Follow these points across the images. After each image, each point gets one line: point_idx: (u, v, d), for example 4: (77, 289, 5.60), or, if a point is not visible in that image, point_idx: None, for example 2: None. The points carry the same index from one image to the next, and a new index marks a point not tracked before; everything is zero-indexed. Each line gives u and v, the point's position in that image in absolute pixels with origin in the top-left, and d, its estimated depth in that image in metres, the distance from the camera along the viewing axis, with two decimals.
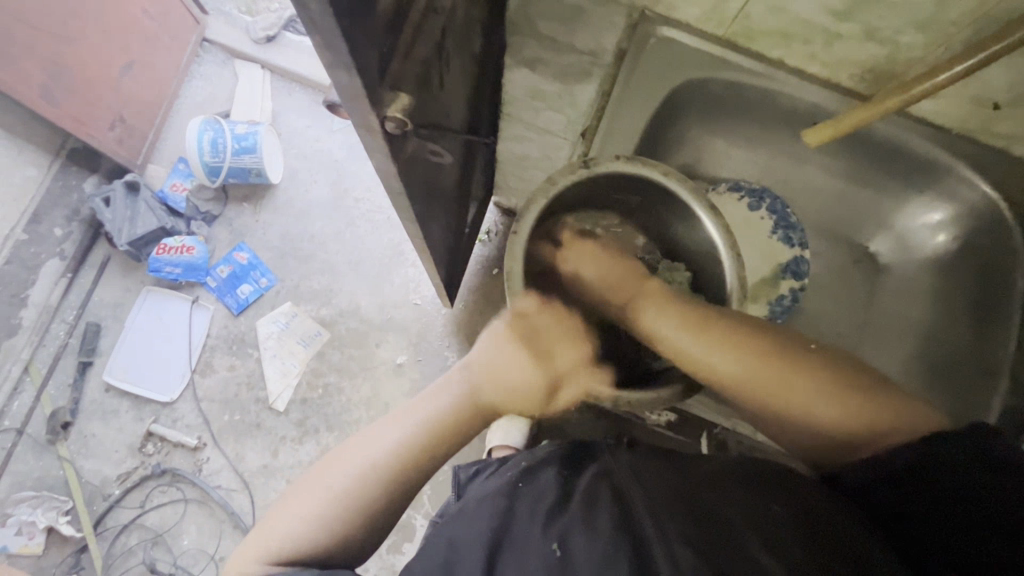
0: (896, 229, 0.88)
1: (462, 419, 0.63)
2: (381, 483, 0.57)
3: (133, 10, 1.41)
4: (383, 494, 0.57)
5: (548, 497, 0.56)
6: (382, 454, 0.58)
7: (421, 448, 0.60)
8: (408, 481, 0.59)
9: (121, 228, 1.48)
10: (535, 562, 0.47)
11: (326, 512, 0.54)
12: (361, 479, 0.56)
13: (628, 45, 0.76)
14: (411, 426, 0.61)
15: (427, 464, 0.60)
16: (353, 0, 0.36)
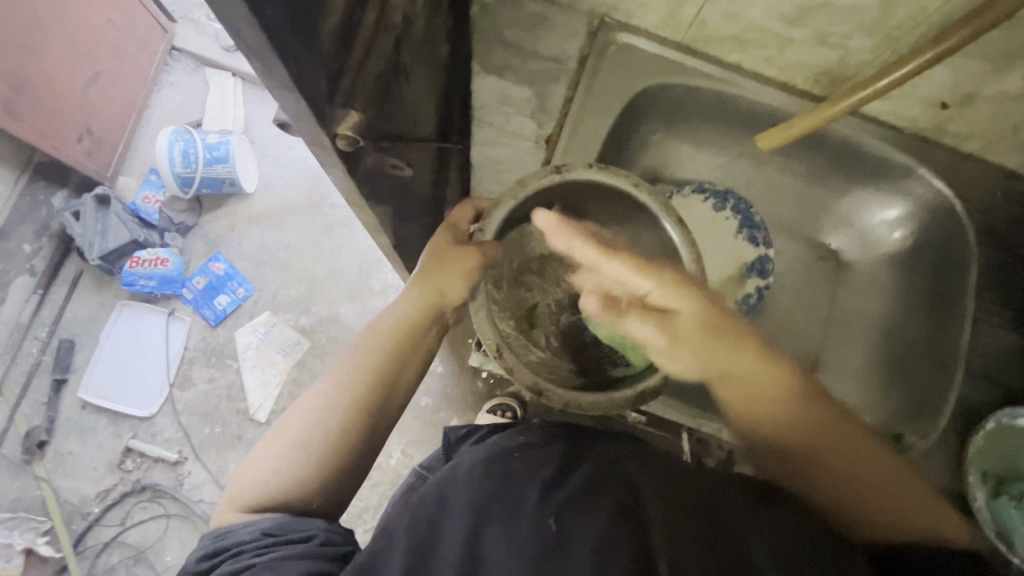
0: (855, 225, 0.89)
1: (399, 347, 0.65)
2: (335, 424, 0.58)
3: (98, 20, 1.38)
4: (338, 436, 0.58)
5: (547, 468, 0.54)
6: (329, 393, 0.60)
7: (363, 378, 0.61)
8: (362, 420, 0.60)
9: (92, 242, 1.46)
10: (528, 534, 0.47)
11: (284, 457, 0.56)
12: (316, 424, 0.58)
13: (589, 52, 0.77)
14: (358, 364, 0.63)
15: (375, 398, 0.61)
16: (296, 26, 0.37)
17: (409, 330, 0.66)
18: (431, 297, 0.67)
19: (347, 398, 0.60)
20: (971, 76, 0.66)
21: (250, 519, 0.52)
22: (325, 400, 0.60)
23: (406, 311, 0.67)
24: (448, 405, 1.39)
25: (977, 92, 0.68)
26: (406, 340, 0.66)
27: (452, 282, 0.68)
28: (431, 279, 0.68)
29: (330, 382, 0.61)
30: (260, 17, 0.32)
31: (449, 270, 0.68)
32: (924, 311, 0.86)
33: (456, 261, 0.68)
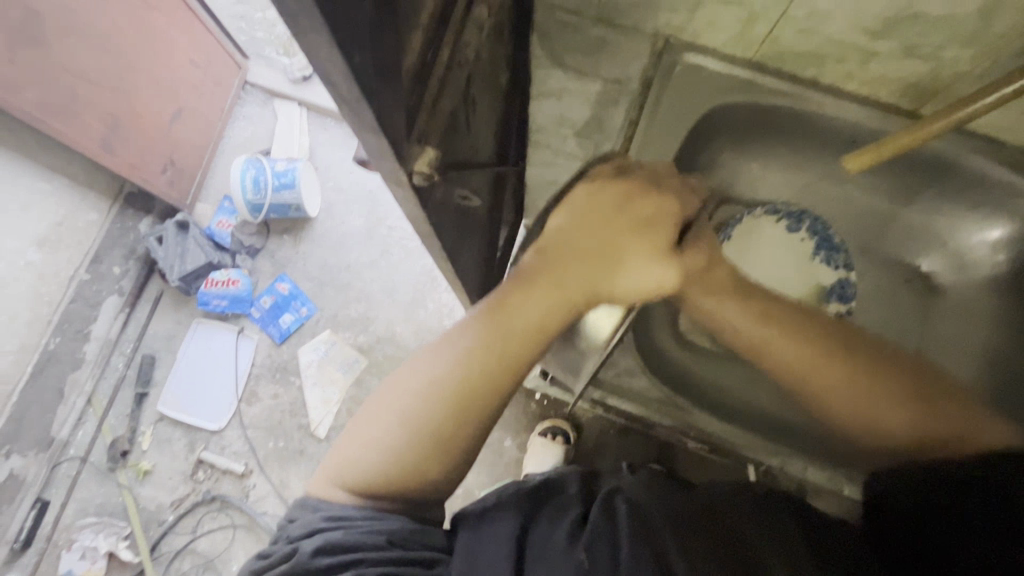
0: (948, 245, 0.82)
1: (550, 315, 0.57)
2: (438, 418, 0.52)
3: (183, 60, 1.49)
4: (443, 430, 0.53)
5: (571, 511, 0.52)
6: (455, 362, 0.54)
7: (475, 368, 0.54)
8: (471, 414, 0.53)
9: (173, 265, 1.57)
10: (564, 568, 0.46)
11: (389, 441, 0.52)
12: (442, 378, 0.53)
13: (653, 74, 0.75)
14: (494, 322, 0.56)
15: (485, 395, 0.54)
16: (380, 72, 0.37)
17: (545, 320, 0.57)
18: (582, 280, 0.58)
19: (457, 386, 0.53)
20: None
21: (371, 514, 0.50)
22: (429, 385, 0.53)
23: (550, 292, 0.57)
24: (502, 426, 1.38)
25: None
26: (539, 332, 0.56)
27: (628, 248, 0.59)
28: (579, 252, 0.59)
29: (439, 369, 0.54)
30: (352, 66, 0.33)
31: (626, 237, 0.59)
32: None
33: (638, 229, 0.59)
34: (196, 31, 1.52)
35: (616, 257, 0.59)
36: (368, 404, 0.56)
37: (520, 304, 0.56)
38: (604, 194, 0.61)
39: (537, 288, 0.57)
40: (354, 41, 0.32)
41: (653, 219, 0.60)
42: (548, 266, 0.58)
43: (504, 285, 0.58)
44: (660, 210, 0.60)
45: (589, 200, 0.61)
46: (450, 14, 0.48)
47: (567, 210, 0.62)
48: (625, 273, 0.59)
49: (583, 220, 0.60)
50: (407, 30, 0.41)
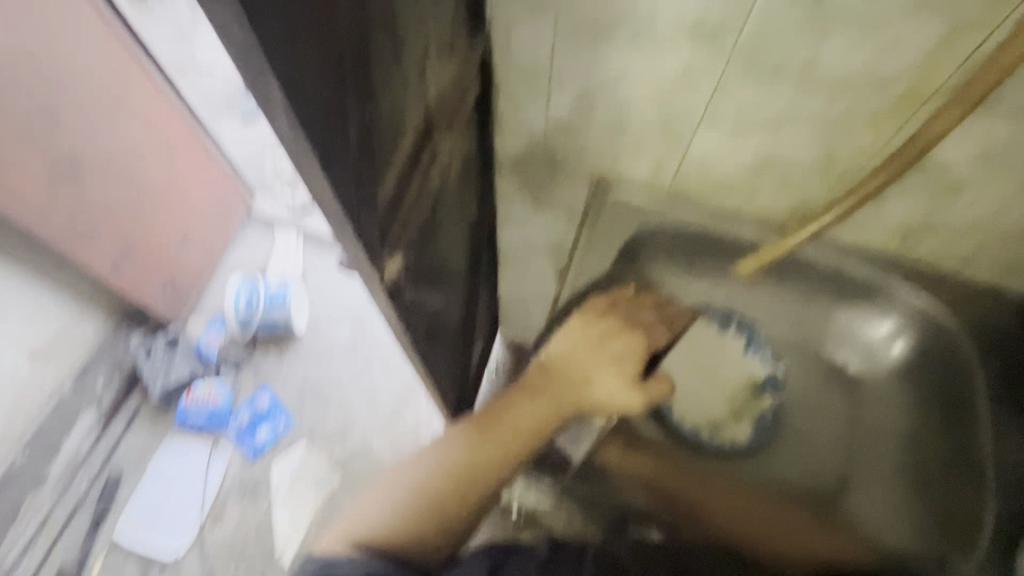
0: (854, 340, 0.90)
1: (545, 422, 0.66)
2: (441, 496, 0.62)
3: (198, 195, 1.70)
4: (444, 507, 0.62)
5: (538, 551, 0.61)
6: (463, 454, 0.64)
7: (477, 460, 0.63)
8: (468, 500, 0.62)
9: (156, 378, 1.61)
10: None
11: (397, 510, 0.61)
12: (451, 467, 0.63)
13: (590, 204, 0.91)
14: (497, 422, 0.66)
15: (481, 482, 0.63)
16: (360, 201, 0.50)
17: (536, 427, 0.66)
18: (569, 397, 0.68)
19: (463, 474, 0.63)
20: (921, 212, 0.74)
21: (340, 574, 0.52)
22: (439, 470, 0.63)
23: (542, 402, 0.67)
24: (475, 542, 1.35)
25: (931, 222, 0.75)
26: (531, 437, 0.65)
27: (607, 375, 0.69)
28: (569, 374, 0.69)
29: (448, 457, 0.63)
30: (338, 196, 0.45)
31: (606, 367, 0.69)
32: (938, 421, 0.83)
33: (617, 362, 0.70)
34: (214, 172, 1.75)
35: (596, 383, 0.68)
36: (385, 477, 0.65)
37: (518, 410, 0.66)
38: (592, 324, 0.73)
39: (532, 399, 0.67)
40: (340, 179, 0.46)
41: (627, 355, 0.71)
42: (546, 379, 0.69)
43: (508, 392, 0.69)
44: (630, 335, 0.72)
45: (580, 331, 0.73)
46: (420, 160, 0.64)
47: (564, 335, 0.73)
48: (604, 396, 0.68)
49: (575, 347, 0.71)
50: (383, 172, 0.56)
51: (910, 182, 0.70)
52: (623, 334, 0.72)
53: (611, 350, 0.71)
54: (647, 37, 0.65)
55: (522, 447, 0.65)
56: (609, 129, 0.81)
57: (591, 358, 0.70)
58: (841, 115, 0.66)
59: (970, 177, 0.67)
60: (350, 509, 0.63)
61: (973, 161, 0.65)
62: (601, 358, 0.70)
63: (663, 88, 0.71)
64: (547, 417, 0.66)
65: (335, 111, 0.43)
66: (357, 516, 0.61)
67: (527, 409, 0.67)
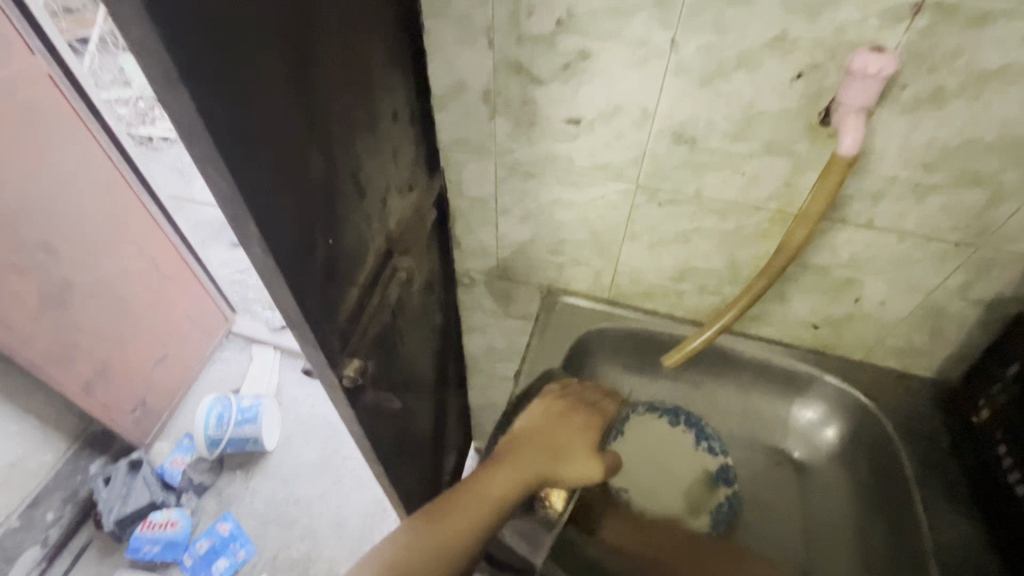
0: (797, 429, 0.96)
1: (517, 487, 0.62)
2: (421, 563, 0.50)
3: (179, 315, 1.77)
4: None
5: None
6: (436, 521, 0.55)
7: (457, 522, 0.55)
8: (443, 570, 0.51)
9: (111, 507, 1.53)
10: None
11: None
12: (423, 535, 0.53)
13: (541, 309, 1.01)
14: (470, 490, 0.60)
15: (463, 551, 0.53)
16: (323, 311, 0.59)
17: (512, 494, 0.61)
18: (540, 465, 0.65)
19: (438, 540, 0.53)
20: (820, 306, 0.86)
21: None
22: (409, 538, 0.52)
23: (517, 468, 0.64)
24: None
25: (832, 315, 0.87)
26: (506, 504, 0.60)
27: (573, 446, 0.70)
28: (541, 442, 0.68)
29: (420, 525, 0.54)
30: (302, 307, 0.54)
31: (571, 437, 0.71)
32: (877, 510, 0.85)
33: (580, 434, 0.72)
34: (197, 294, 1.84)
35: (563, 453, 0.68)
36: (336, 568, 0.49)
37: (493, 476, 0.62)
38: (547, 401, 0.75)
39: (503, 465, 0.64)
40: (305, 295, 0.54)
41: (586, 426, 0.73)
42: (511, 449, 0.67)
43: (479, 465, 0.64)
44: (588, 410, 0.75)
45: (544, 405, 0.74)
46: (381, 277, 0.74)
47: (529, 411, 0.73)
48: (570, 468, 0.68)
49: (540, 419, 0.71)
50: (347, 288, 0.65)
51: (804, 281, 0.83)
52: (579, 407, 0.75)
53: (570, 420, 0.72)
54: (569, 174, 0.80)
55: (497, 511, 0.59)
56: (550, 248, 0.94)
57: (552, 429, 0.71)
58: (733, 231, 0.79)
59: (850, 276, 0.79)
60: None
61: (846, 264, 0.78)
62: (560, 427, 0.71)
63: (588, 213, 0.85)
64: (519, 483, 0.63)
65: (308, 242, 0.54)
66: None
67: (498, 474, 0.62)
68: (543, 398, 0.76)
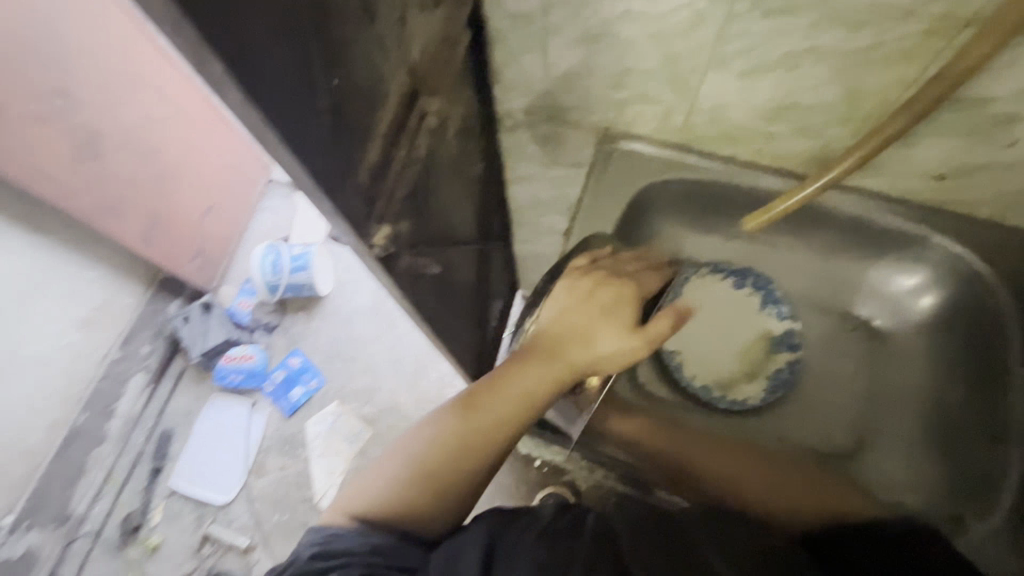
0: (882, 294, 0.86)
1: (543, 381, 0.58)
2: (437, 464, 0.55)
3: (216, 165, 1.71)
4: (443, 476, 0.55)
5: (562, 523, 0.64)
6: (459, 423, 0.56)
7: (475, 426, 0.56)
8: (467, 464, 0.56)
9: (195, 342, 1.67)
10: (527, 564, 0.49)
11: (396, 478, 0.55)
12: (447, 434, 0.56)
13: (596, 156, 0.87)
14: (492, 388, 0.58)
15: (479, 452, 0.56)
16: (337, 172, 0.49)
17: (535, 393, 0.58)
18: (568, 361, 0.59)
19: (461, 441, 0.56)
20: (955, 150, 0.68)
21: (363, 529, 0.51)
22: (434, 437, 0.56)
23: (539, 366, 0.59)
24: (502, 493, 1.41)
25: (966, 163, 0.69)
26: (534, 400, 0.58)
27: (605, 329, 0.60)
28: (562, 334, 0.60)
29: (445, 425, 0.57)
30: (310, 169, 0.44)
31: (599, 322, 0.61)
32: (964, 380, 0.79)
33: (610, 315, 0.61)
34: (231, 141, 1.74)
35: (591, 340, 0.60)
36: (383, 459, 0.57)
37: (515, 377, 0.58)
38: (575, 278, 0.65)
39: (531, 360, 0.59)
40: (311, 151, 0.44)
41: (617, 304, 0.61)
42: (539, 339, 0.61)
43: (502, 361, 0.61)
44: (622, 281, 0.63)
45: (570, 287, 0.64)
46: (406, 124, 0.62)
47: (552, 301, 0.64)
48: (602, 349, 0.60)
49: (563, 306, 0.62)
50: (366, 141, 0.55)
51: (945, 119, 0.64)
52: (610, 280, 0.63)
53: (598, 298, 0.62)
54: None
55: (521, 409, 0.57)
56: (611, 80, 0.76)
57: (580, 309, 0.61)
58: (863, 49, 0.60)
59: (1012, 113, 0.60)
60: (350, 491, 0.56)
61: (1016, 93, 0.58)
62: (588, 306, 0.62)
63: (665, 31, 0.65)
64: (545, 379, 0.58)
65: (303, 82, 0.42)
66: (357, 488, 0.56)
67: (524, 371, 0.59)
68: (569, 278, 0.66)
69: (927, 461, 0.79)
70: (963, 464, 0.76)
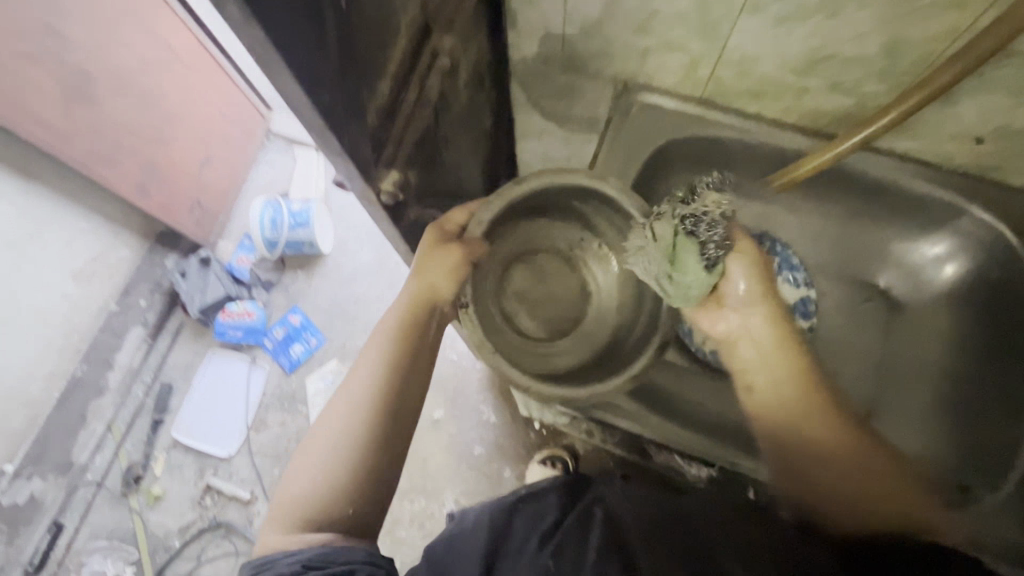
0: (903, 265, 0.84)
1: (407, 325, 0.64)
2: (347, 440, 0.56)
3: (213, 113, 1.64)
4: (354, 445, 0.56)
5: (547, 517, 0.70)
6: (355, 400, 0.58)
7: (359, 392, 0.59)
8: (376, 425, 0.57)
9: (194, 297, 1.64)
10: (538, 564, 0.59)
11: (316, 471, 0.55)
12: (347, 411, 0.58)
13: (614, 111, 0.82)
14: (371, 355, 0.62)
15: (378, 410, 0.58)
16: (345, 109, 0.46)
17: (403, 340, 0.63)
18: (415, 302, 0.65)
19: (359, 411, 0.58)
20: (999, 110, 0.65)
21: (292, 549, 0.50)
22: (336, 420, 0.57)
23: (397, 320, 0.64)
24: (501, 453, 1.41)
25: (1009, 126, 0.66)
26: (404, 341, 0.63)
27: (438, 265, 0.67)
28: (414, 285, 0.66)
29: (344, 407, 0.58)
30: (316, 103, 0.41)
31: (431, 261, 0.67)
32: (983, 357, 0.79)
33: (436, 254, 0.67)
34: (225, 87, 1.66)
35: (426, 279, 0.66)
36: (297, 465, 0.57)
37: (383, 336, 0.63)
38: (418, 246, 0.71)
39: (393, 317, 0.64)
40: (317, 82, 0.41)
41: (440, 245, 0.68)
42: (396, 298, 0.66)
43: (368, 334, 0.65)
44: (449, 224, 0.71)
45: (459, 251, 0.68)
46: (417, 64, 0.58)
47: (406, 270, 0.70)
48: (439, 282, 0.66)
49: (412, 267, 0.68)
50: (375, 78, 0.51)
51: (995, 76, 0.61)
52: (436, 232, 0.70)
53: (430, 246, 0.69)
54: None
55: (395, 356, 0.61)
56: (636, 25, 0.71)
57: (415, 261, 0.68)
58: None
59: None
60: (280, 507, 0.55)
61: None
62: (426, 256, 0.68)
63: None
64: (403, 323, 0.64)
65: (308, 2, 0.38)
66: (285, 503, 0.55)
67: (388, 331, 0.63)
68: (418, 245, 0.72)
69: (938, 433, 0.80)
70: (971, 439, 0.78)
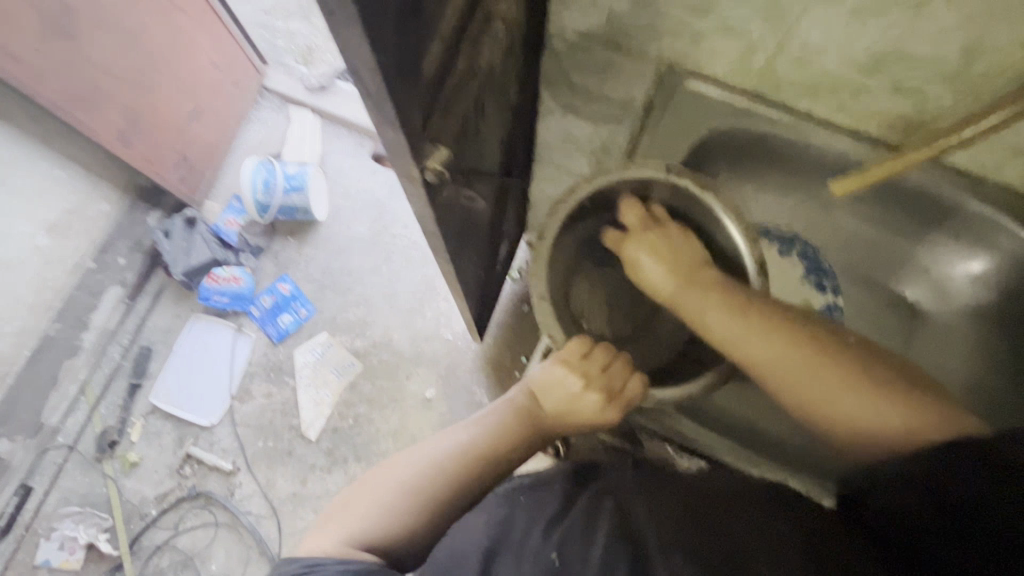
0: (931, 274, 0.92)
1: (517, 423, 0.68)
2: (426, 489, 0.60)
3: (204, 62, 1.52)
4: (432, 499, 0.60)
5: (547, 506, 0.56)
6: (448, 457, 0.63)
7: (455, 460, 0.63)
8: (459, 491, 0.61)
9: (177, 259, 1.54)
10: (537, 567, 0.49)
11: (388, 504, 0.58)
12: (435, 464, 0.62)
13: (659, 94, 0.80)
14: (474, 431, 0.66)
15: (465, 486, 0.62)
16: (402, 71, 0.41)
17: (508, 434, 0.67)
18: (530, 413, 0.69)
19: (450, 470, 0.61)
20: None
21: (342, 557, 0.50)
22: (425, 466, 0.62)
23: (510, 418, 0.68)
24: None
25: None
26: (509, 439, 0.66)
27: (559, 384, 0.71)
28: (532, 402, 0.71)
29: (435, 458, 0.62)
30: (379, 62, 0.36)
31: (551, 381, 0.71)
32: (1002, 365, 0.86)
33: (558, 374, 0.72)
34: (219, 34, 1.55)
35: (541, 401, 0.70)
36: (370, 487, 0.60)
37: (493, 423, 0.68)
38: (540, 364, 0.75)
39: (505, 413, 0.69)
40: (381, 37, 0.36)
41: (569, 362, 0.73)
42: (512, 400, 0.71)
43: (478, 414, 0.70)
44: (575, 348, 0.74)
45: (573, 370, 0.71)
46: (470, 27, 0.53)
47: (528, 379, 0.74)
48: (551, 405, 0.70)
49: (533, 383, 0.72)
50: (430, 39, 0.46)
51: None
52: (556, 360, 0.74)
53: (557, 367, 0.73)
54: None
55: (496, 443, 0.65)
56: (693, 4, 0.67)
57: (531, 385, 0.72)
58: None
59: None
60: (339, 513, 0.59)
61: None
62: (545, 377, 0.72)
63: None
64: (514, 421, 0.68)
65: None
66: (348, 516, 0.58)
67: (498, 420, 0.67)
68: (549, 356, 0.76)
69: None
70: None
